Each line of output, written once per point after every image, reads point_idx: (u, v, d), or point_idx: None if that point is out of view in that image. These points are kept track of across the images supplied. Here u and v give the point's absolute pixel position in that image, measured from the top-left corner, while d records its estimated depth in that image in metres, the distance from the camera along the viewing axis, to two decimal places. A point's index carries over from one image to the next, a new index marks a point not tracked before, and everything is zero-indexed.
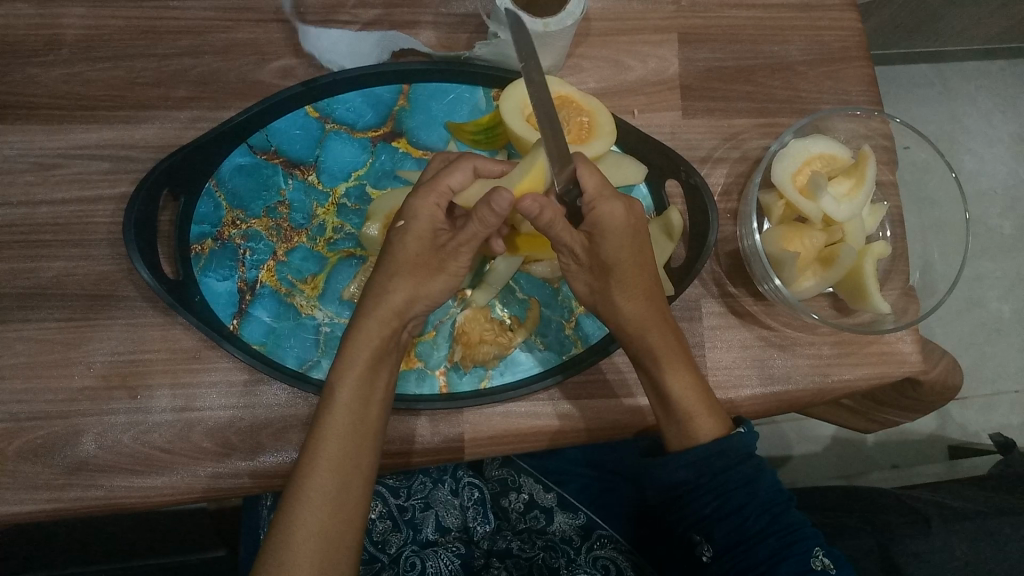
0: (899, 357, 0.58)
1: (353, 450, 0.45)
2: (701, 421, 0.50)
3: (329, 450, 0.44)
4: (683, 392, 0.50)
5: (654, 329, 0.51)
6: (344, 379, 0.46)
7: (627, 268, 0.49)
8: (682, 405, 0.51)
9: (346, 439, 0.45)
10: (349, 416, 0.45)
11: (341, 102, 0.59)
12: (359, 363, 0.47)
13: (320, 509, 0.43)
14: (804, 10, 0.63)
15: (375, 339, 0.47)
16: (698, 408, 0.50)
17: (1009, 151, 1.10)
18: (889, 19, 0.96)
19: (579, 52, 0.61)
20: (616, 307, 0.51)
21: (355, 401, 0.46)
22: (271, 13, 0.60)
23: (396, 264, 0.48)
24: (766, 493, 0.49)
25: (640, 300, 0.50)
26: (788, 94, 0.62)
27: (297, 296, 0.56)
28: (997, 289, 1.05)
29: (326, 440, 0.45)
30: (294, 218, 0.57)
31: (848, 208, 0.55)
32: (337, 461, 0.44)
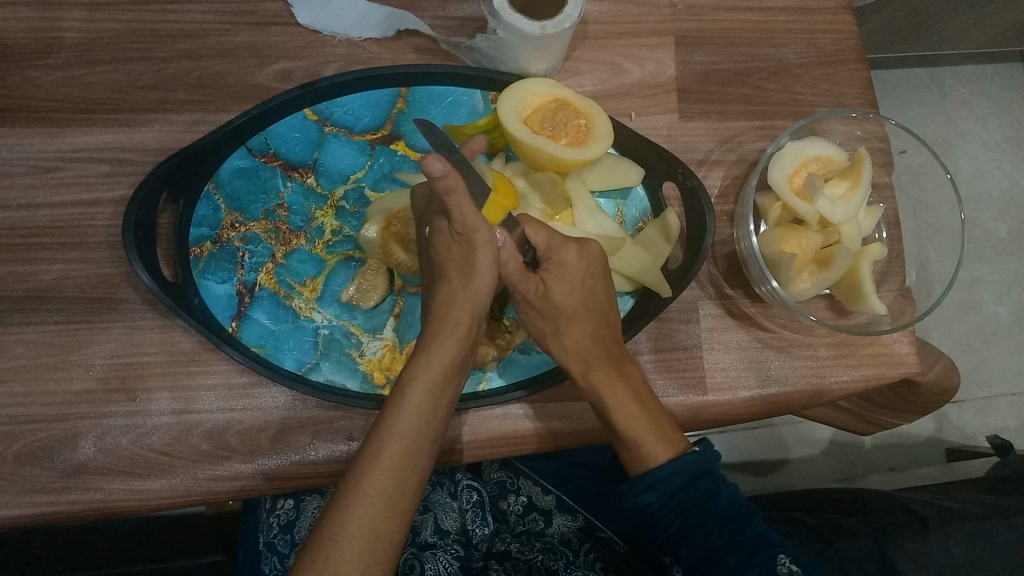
0: (895, 359, 0.58)
1: (414, 451, 0.45)
2: (653, 445, 0.50)
3: (391, 449, 0.44)
4: (628, 421, 0.50)
5: (596, 366, 0.51)
6: (420, 376, 0.46)
7: (573, 311, 0.51)
8: (629, 436, 0.50)
9: (409, 440, 0.45)
10: (416, 417, 0.45)
11: (340, 106, 0.59)
12: (434, 366, 0.46)
13: (372, 505, 0.43)
14: (800, 13, 0.64)
15: (450, 340, 0.47)
16: (646, 434, 0.50)
17: (1004, 154, 1.11)
18: (884, 24, 0.96)
19: (576, 55, 0.61)
20: (560, 348, 0.52)
21: (423, 403, 0.45)
22: (270, 16, 0.60)
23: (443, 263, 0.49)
24: (726, 507, 0.49)
25: (582, 339, 0.52)
26: (784, 97, 0.62)
27: (295, 299, 0.56)
28: (993, 292, 1.06)
29: (389, 439, 0.44)
30: (293, 221, 0.57)
31: (844, 210, 0.55)
32: (397, 462, 0.44)
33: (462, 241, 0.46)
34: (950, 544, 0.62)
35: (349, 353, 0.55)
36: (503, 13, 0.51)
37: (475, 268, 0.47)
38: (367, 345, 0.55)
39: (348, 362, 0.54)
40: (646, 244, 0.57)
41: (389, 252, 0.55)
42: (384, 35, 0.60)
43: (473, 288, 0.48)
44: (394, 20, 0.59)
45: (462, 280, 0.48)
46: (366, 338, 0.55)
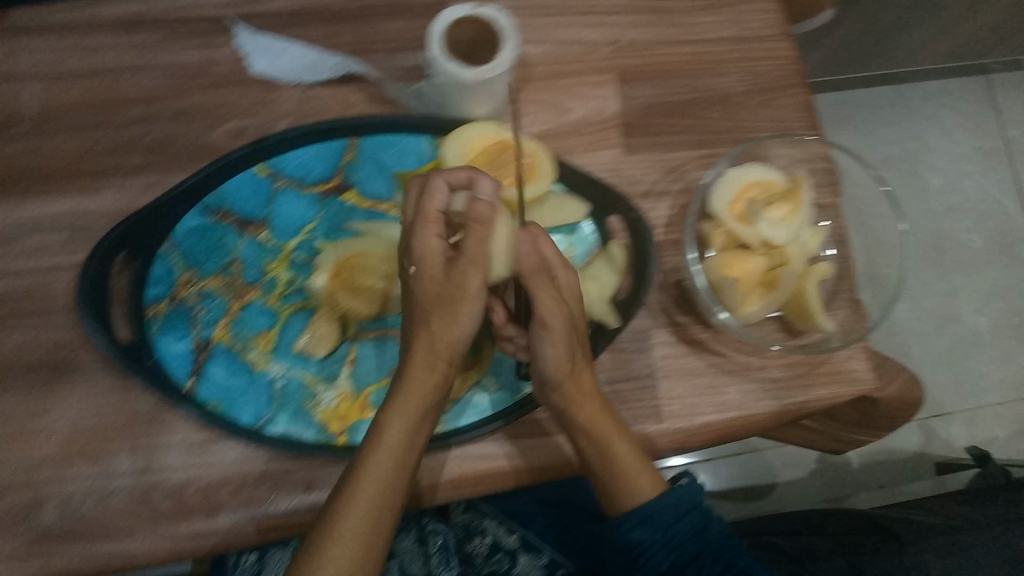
0: (850, 376, 0.59)
1: (389, 492, 0.46)
2: (645, 480, 0.52)
3: (367, 491, 0.45)
4: (629, 460, 0.51)
5: (587, 401, 0.51)
6: (396, 416, 0.46)
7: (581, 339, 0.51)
8: (623, 470, 0.51)
9: (386, 481, 0.45)
10: (391, 459, 0.45)
11: (290, 159, 0.59)
12: (411, 409, 0.46)
13: (349, 549, 0.44)
14: (739, 42, 0.64)
15: (427, 381, 0.46)
16: (636, 470, 0.52)
17: (973, 165, 1.13)
18: (834, 50, 0.99)
19: (521, 98, 0.62)
20: (554, 380, 0.50)
21: (401, 443, 0.46)
22: (221, 78, 0.61)
23: (423, 310, 0.47)
24: (716, 539, 0.52)
25: (584, 374, 0.51)
26: (728, 125, 0.63)
27: (250, 352, 0.56)
28: (972, 302, 1.07)
29: (366, 479, 0.45)
30: (246, 275, 0.58)
31: (786, 232, 0.56)
32: (372, 505, 0.45)
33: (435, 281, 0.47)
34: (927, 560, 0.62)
35: (304, 403, 0.55)
36: (438, 62, 0.53)
37: (458, 315, 0.46)
38: (322, 394, 0.55)
39: (304, 413, 0.55)
40: (594, 278, 0.57)
41: (336, 301, 0.56)
42: (337, 75, 0.60)
43: (449, 330, 0.47)
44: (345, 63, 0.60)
45: (439, 321, 0.47)
46: (321, 387, 0.56)
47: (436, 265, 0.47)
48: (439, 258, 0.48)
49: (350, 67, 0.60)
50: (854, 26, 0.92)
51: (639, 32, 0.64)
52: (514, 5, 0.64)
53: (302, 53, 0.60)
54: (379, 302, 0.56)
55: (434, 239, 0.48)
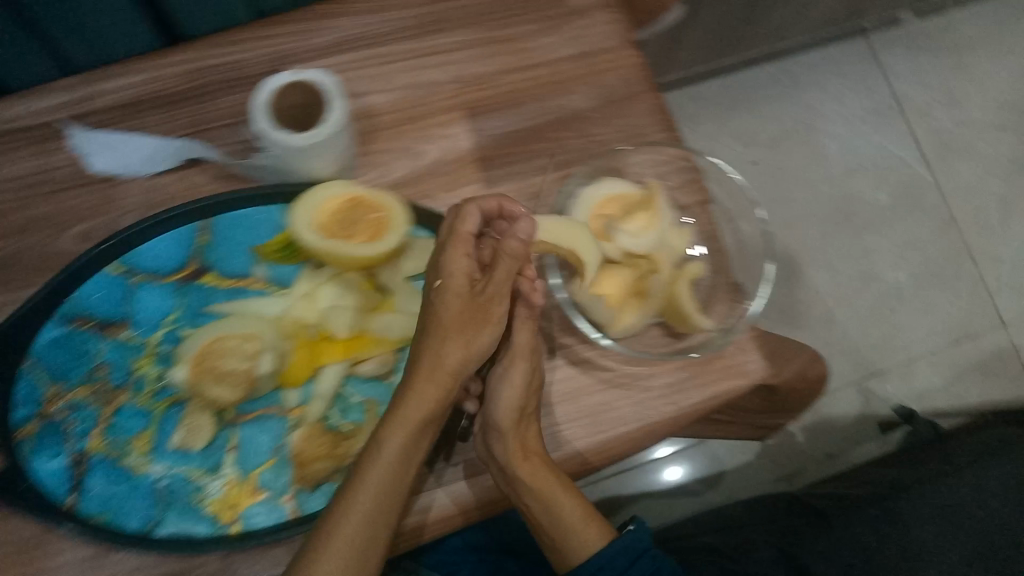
0: (742, 368, 0.58)
1: (385, 500, 0.49)
2: (592, 530, 0.57)
3: (364, 494, 0.48)
4: (574, 516, 0.57)
5: (525, 460, 0.53)
6: (394, 428, 0.49)
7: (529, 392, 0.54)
8: (569, 522, 0.57)
9: (384, 486, 0.48)
10: (386, 471, 0.48)
11: (144, 252, 0.58)
12: (413, 420, 0.49)
13: (339, 556, 0.47)
14: (581, 58, 0.64)
15: (427, 396, 0.49)
16: (581, 524, 0.57)
17: (868, 124, 1.15)
18: (700, 44, 1.00)
19: (371, 150, 0.61)
20: (503, 442, 0.53)
21: (398, 452, 0.49)
22: (63, 183, 0.59)
23: (444, 323, 0.50)
24: None
25: (530, 430, 0.55)
26: (582, 142, 0.63)
27: (129, 456, 0.55)
28: (889, 259, 1.09)
29: (365, 484, 0.48)
30: (114, 378, 0.56)
31: (648, 241, 0.57)
32: (368, 514, 0.48)
33: (475, 301, 0.51)
34: (859, 531, 0.65)
35: (192, 498, 0.54)
36: (267, 133, 0.52)
37: (476, 333, 0.51)
38: (208, 485, 0.54)
39: (192, 508, 0.54)
40: None
41: (203, 391, 0.54)
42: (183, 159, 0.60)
43: (467, 343, 0.51)
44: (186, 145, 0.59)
45: (466, 331, 0.51)
46: (206, 479, 0.54)
47: (463, 282, 0.52)
48: (463, 276, 0.52)
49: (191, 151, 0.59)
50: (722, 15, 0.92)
51: (481, 64, 0.64)
52: (344, 59, 0.62)
53: (142, 144, 0.59)
54: (247, 384, 0.54)
55: (462, 258, 0.52)
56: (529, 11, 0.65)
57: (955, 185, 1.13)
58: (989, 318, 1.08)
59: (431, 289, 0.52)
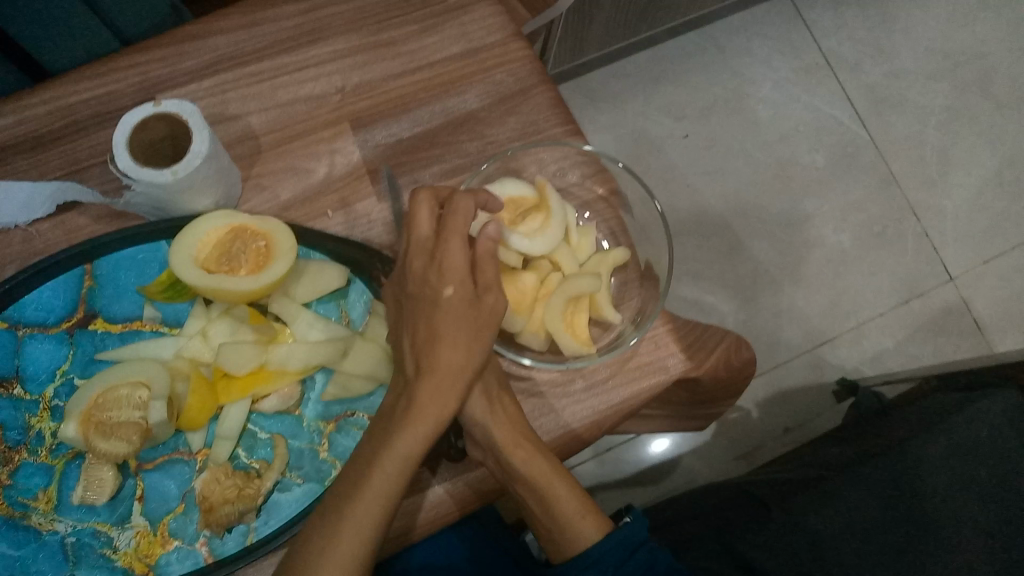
0: (661, 365, 0.56)
1: (383, 511, 0.44)
2: (589, 525, 0.52)
3: (372, 496, 0.43)
4: (569, 510, 0.52)
5: (517, 447, 0.50)
6: (410, 426, 0.44)
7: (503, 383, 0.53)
8: (564, 515, 0.52)
9: (389, 492, 0.44)
10: (393, 475, 0.44)
11: (25, 303, 0.54)
12: (426, 420, 0.44)
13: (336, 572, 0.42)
14: (469, 56, 0.62)
15: (434, 394, 0.45)
16: (576, 513, 0.52)
17: (798, 86, 1.15)
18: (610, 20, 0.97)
19: (256, 172, 0.59)
20: (492, 430, 0.50)
21: (409, 457, 0.44)
22: None
23: (451, 327, 0.46)
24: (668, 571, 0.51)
25: (513, 415, 0.52)
26: (478, 144, 0.61)
27: (33, 516, 0.52)
28: (831, 223, 1.10)
29: (373, 488, 0.43)
30: (9, 437, 0.53)
31: (543, 243, 0.53)
32: (366, 525, 0.43)
33: (473, 301, 0.47)
34: (805, 519, 0.63)
35: (102, 553, 0.51)
36: (129, 173, 0.49)
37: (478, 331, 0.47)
38: (118, 538, 0.51)
39: (103, 563, 0.51)
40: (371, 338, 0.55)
41: (92, 446, 0.52)
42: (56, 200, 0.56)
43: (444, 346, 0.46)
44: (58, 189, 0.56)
45: (471, 333, 0.46)
46: (115, 531, 0.52)
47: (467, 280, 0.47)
48: (463, 274, 0.47)
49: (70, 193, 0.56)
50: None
51: (365, 72, 0.61)
52: (221, 80, 0.60)
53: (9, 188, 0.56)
54: (138, 436, 0.52)
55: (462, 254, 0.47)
56: (409, 11, 0.62)
57: (891, 137, 1.14)
58: (937, 273, 1.09)
59: (437, 292, 0.47)
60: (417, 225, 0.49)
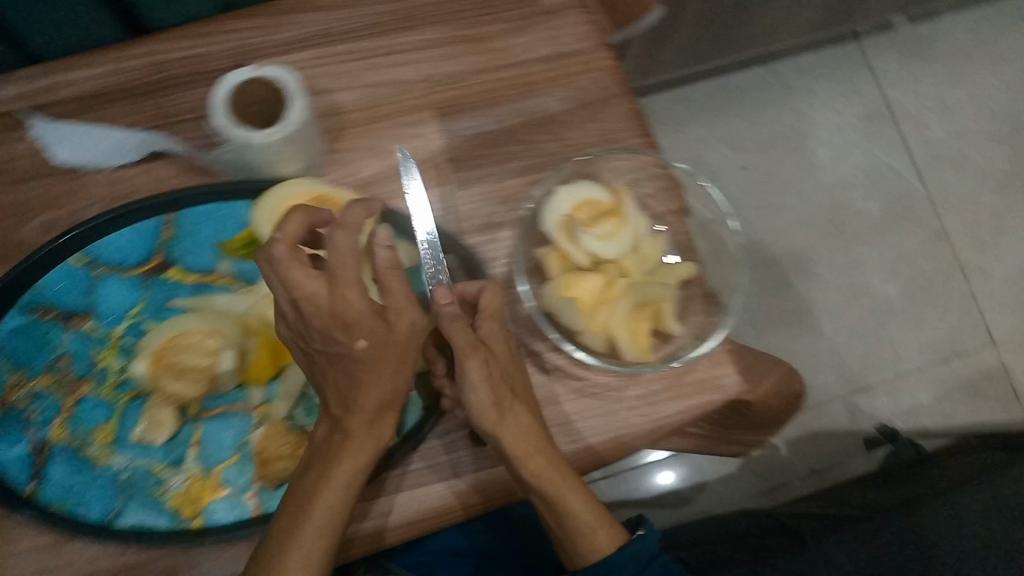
0: (718, 383, 0.57)
1: (322, 532, 0.48)
2: (601, 535, 0.53)
3: (314, 519, 0.47)
4: (585, 517, 0.53)
5: (532, 456, 0.50)
6: (345, 457, 0.48)
7: (507, 389, 0.51)
8: (579, 525, 0.53)
9: (326, 518, 0.48)
10: (331, 498, 0.48)
11: (105, 244, 0.57)
12: (361, 452, 0.48)
13: None
14: (557, 60, 0.63)
15: (364, 424, 0.48)
16: (596, 522, 0.53)
17: (859, 132, 1.16)
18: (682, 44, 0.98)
19: (339, 147, 0.60)
20: (498, 435, 0.50)
21: (343, 487, 0.48)
22: (24, 172, 0.59)
23: (364, 372, 0.46)
24: None
25: (524, 420, 0.51)
26: (556, 146, 0.62)
27: (91, 448, 0.54)
28: (879, 272, 1.10)
29: (312, 512, 0.48)
30: (77, 368, 0.56)
31: (616, 245, 0.55)
32: (310, 545, 0.48)
33: (381, 335, 0.45)
34: (832, 556, 0.64)
35: (153, 492, 0.53)
36: (226, 131, 0.52)
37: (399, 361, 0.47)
38: (170, 480, 0.54)
39: (152, 502, 0.53)
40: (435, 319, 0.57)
41: (163, 385, 0.54)
42: (146, 153, 0.59)
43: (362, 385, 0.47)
44: (149, 139, 0.59)
45: (392, 372, 0.47)
46: (168, 473, 0.54)
47: (373, 323, 0.45)
48: (369, 320, 0.45)
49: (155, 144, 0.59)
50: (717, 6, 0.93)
51: (452, 63, 0.62)
52: (313, 55, 0.62)
53: (104, 134, 0.59)
54: (206, 379, 0.54)
55: (358, 301, 0.44)
56: (500, 11, 0.63)
57: (946, 195, 1.14)
58: (981, 336, 1.08)
59: (347, 343, 0.45)
60: (303, 288, 0.45)
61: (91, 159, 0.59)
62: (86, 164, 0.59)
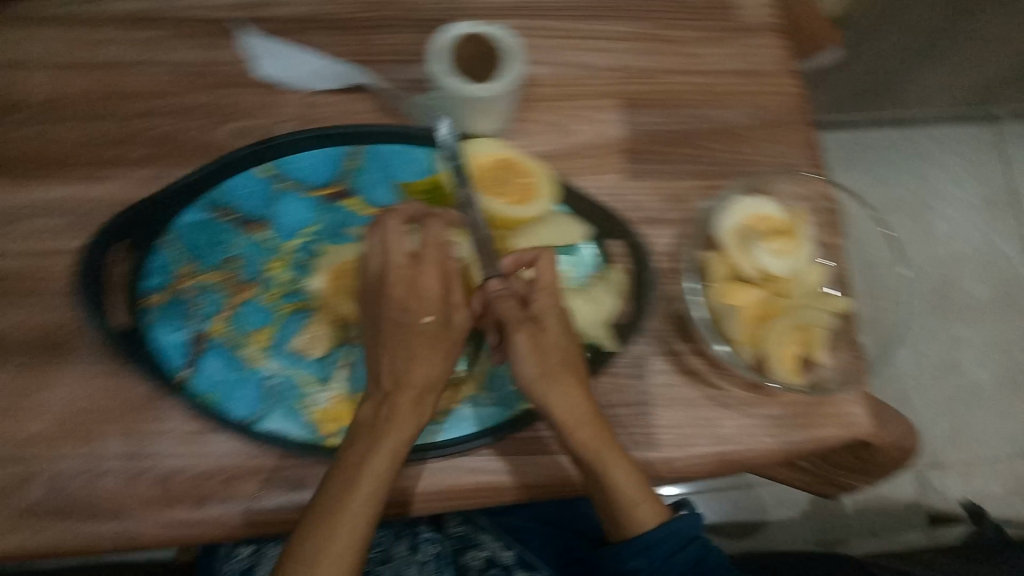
0: (848, 419, 0.59)
1: (368, 500, 0.49)
2: (643, 510, 0.54)
3: (360, 487, 0.49)
4: (629, 493, 0.53)
5: (584, 424, 0.52)
6: (388, 430, 0.51)
7: (563, 365, 0.53)
8: (623, 501, 0.53)
9: (373, 487, 0.49)
10: (378, 466, 0.50)
11: (295, 161, 0.60)
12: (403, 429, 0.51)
13: (339, 559, 0.48)
14: (748, 76, 0.64)
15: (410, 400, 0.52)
16: (640, 498, 0.54)
17: (982, 214, 1.15)
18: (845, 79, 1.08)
19: (527, 117, 0.62)
20: (545, 400, 0.52)
21: (388, 459, 0.50)
22: (229, 76, 0.62)
23: (416, 346, 0.52)
24: (715, 568, 0.55)
25: (573, 391, 0.53)
26: (730, 157, 0.63)
27: (246, 349, 0.57)
28: (971, 352, 1.08)
29: (359, 479, 0.49)
30: (247, 272, 0.59)
31: (787, 263, 0.57)
32: (354, 513, 0.49)
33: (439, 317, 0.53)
34: None
35: (298, 403, 0.56)
36: (441, 77, 0.54)
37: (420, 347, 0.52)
38: (316, 395, 0.56)
39: (296, 412, 0.56)
40: (594, 299, 0.58)
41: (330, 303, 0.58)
42: (342, 87, 0.62)
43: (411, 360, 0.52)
44: (350, 73, 0.61)
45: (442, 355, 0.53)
46: (316, 388, 0.57)
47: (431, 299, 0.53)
48: (437, 301, 0.54)
49: (353, 78, 0.61)
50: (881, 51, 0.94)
51: (646, 59, 0.64)
52: (518, 25, 0.64)
53: (310, 59, 0.62)
54: None
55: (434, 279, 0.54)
56: (700, 19, 0.65)
57: None
58: None
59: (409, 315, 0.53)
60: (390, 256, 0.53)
61: (291, 80, 0.61)
62: (286, 82, 0.61)
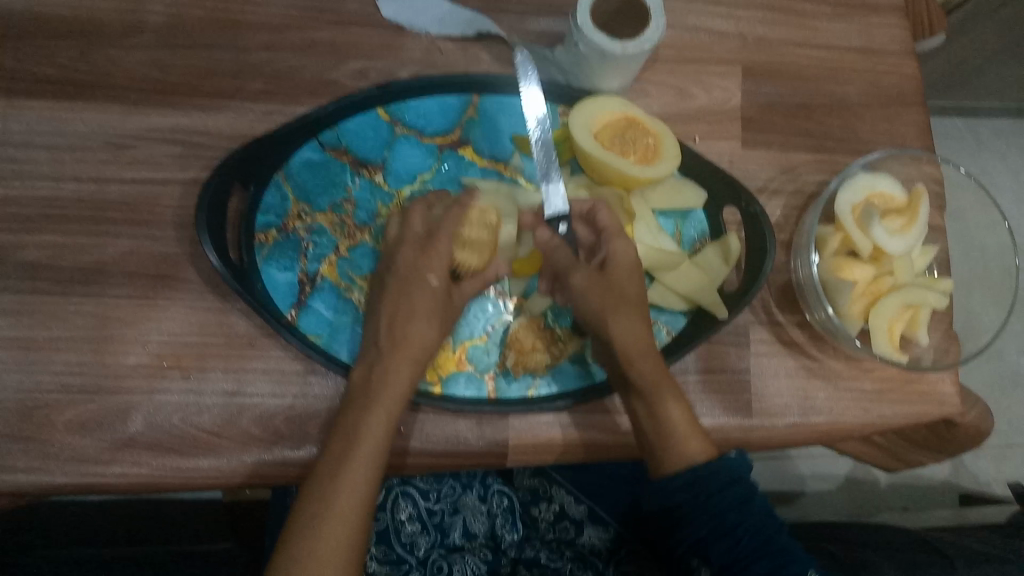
0: (939, 398, 0.60)
1: (369, 462, 0.48)
2: (692, 444, 0.50)
3: (361, 451, 0.48)
4: (680, 424, 0.50)
5: (642, 355, 0.51)
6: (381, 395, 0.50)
7: (629, 302, 0.52)
8: (673, 432, 0.50)
9: (375, 450, 0.48)
10: (379, 426, 0.49)
11: (411, 107, 0.60)
12: (390, 393, 0.50)
13: (339, 523, 0.46)
14: (864, 54, 0.65)
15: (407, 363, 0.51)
16: (689, 431, 0.50)
17: None
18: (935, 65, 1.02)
19: (646, 76, 0.62)
20: (607, 331, 0.52)
21: (383, 426, 0.49)
22: (351, 15, 0.61)
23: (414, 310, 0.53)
24: (757, 514, 0.49)
25: (635, 322, 0.52)
26: (844, 133, 0.63)
27: (355, 292, 0.58)
28: (1016, 343, 1.10)
29: (361, 444, 0.48)
30: (358, 216, 0.59)
31: (901, 243, 0.56)
32: (355, 474, 0.47)
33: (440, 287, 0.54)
34: None
35: None
36: (586, 30, 0.53)
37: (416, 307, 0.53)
38: None
39: None
40: (702, 264, 0.59)
41: None
42: (465, 36, 0.62)
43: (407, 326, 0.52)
44: (475, 23, 0.61)
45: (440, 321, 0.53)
46: None
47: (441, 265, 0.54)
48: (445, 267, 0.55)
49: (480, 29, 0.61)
50: (964, 36, 0.93)
51: (766, 28, 0.64)
52: None
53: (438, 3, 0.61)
54: (489, 253, 0.56)
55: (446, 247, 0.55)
56: None
57: None
58: None
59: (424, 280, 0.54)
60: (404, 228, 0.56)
61: (416, 22, 0.61)
62: (410, 23, 0.61)
